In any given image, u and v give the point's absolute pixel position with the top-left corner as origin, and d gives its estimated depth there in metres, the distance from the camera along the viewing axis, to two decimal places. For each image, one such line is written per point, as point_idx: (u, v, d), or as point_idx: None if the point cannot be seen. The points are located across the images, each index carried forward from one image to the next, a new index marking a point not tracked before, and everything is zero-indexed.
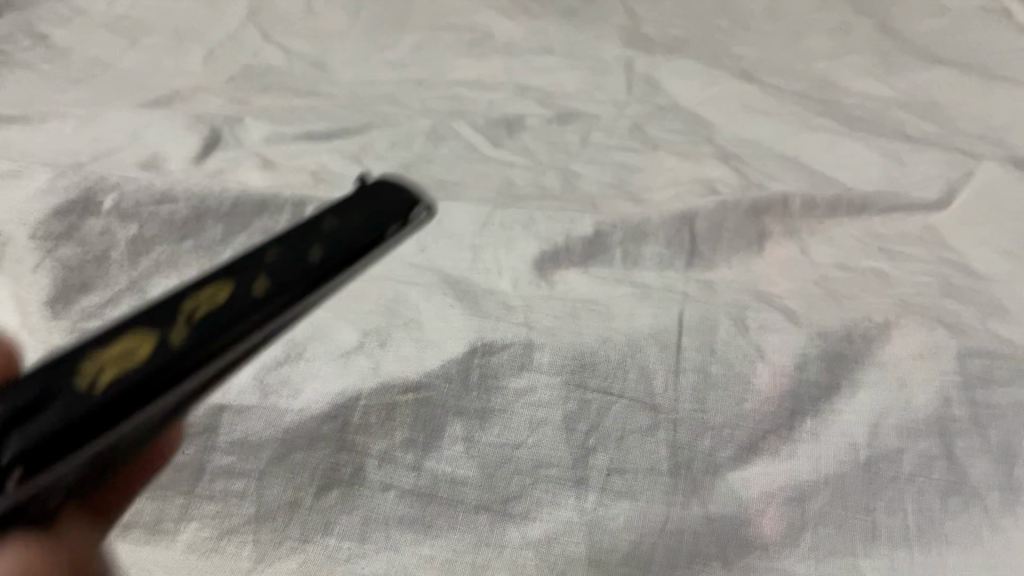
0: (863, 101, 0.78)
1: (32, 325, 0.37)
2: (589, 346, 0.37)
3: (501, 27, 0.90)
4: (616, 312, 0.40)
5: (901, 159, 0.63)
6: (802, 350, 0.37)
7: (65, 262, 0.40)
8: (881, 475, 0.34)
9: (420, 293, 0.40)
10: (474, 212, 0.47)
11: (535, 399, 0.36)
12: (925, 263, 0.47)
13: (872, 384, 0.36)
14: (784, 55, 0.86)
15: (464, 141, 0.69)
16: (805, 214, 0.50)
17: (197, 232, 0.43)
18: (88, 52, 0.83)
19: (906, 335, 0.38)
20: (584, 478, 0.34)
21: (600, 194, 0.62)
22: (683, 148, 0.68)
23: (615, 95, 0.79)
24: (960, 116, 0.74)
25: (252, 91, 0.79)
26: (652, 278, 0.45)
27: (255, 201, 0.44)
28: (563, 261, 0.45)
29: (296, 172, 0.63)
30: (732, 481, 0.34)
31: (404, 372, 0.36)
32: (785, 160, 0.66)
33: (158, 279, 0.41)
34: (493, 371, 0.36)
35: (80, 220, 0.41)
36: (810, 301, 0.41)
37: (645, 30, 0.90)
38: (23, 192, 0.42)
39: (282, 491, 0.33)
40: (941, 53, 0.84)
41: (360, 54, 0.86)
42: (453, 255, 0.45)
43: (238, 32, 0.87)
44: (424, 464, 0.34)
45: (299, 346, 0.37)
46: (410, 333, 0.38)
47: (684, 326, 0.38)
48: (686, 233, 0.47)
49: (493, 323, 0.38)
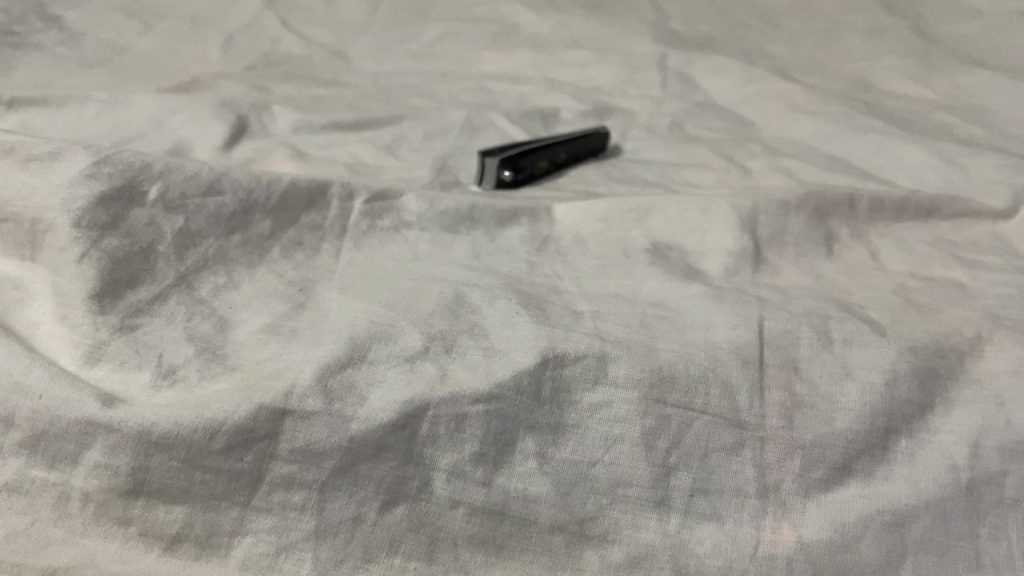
0: (906, 103, 0.76)
1: (74, 321, 0.34)
2: (666, 361, 0.35)
3: (528, 19, 0.91)
4: (690, 319, 0.38)
5: (957, 163, 0.61)
6: (892, 366, 0.35)
7: (111, 253, 0.36)
8: (984, 500, 0.32)
9: (482, 296, 0.38)
10: (530, 233, 0.45)
11: (612, 414, 0.33)
12: (1002, 272, 0.45)
13: (969, 402, 0.34)
14: (818, 54, 0.87)
15: (500, 131, 0.69)
16: (872, 216, 0.49)
17: (245, 225, 0.41)
18: (105, 37, 0.81)
19: (998, 351, 0.36)
20: (666, 498, 0.32)
21: (647, 180, 0.61)
22: (727, 146, 0.66)
23: (649, 91, 0.78)
24: (1007, 119, 0.72)
25: (275, 80, 0.77)
26: (718, 280, 0.43)
27: (303, 195, 0.43)
28: (616, 247, 0.45)
29: (330, 163, 0.60)
30: (825, 505, 0.32)
31: (474, 382, 0.33)
32: (835, 160, 0.64)
33: (206, 275, 0.38)
34: (567, 385, 0.34)
35: (124, 210, 0.38)
36: (892, 311, 0.39)
37: (674, 25, 0.92)
38: (60, 177, 0.38)
39: (346, 505, 0.31)
40: (979, 60, 0.84)
41: (385, 47, 0.85)
42: (510, 262, 0.43)
43: (258, 20, 0.87)
44: (496, 479, 0.32)
45: (362, 349, 0.34)
46: (476, 341, 0.35)
47: (764, 340, 0.36)
48: (749, 238, 0.46)
49: (563, 332, 0.36)
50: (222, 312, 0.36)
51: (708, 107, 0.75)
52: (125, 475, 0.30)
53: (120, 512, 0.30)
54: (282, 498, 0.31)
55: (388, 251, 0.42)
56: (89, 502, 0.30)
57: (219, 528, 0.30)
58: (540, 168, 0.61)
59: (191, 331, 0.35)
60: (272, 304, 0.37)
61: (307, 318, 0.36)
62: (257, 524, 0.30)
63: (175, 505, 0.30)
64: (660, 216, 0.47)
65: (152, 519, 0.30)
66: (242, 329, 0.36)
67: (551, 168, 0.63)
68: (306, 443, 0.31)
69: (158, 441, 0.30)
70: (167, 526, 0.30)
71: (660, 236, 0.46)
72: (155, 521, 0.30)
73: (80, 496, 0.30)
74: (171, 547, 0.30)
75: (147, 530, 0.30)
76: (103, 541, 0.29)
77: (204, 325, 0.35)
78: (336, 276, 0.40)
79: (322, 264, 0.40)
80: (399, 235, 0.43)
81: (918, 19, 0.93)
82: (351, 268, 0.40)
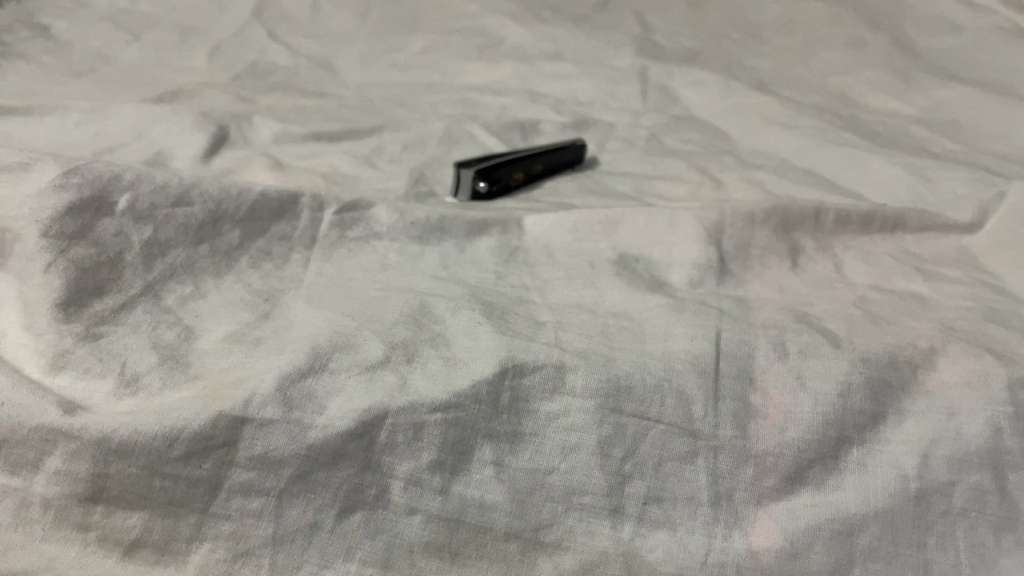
0: (882, 117, 0.77)
1: (40, 330, 0.35)
2: (623, 371, 0.35)
3: (512, 31, 0.92)
4: (650, 330, 0.38)
5: (927, 177, 0.62)
6: (845, 377, 0.36)
7: (79, 263, 0.37)
8: (932, 509, 0.33)
9: (446, 306, 0.39)
10: (499, 244, 0.46)
11: (569, 423, 0.34)
12: (963, 285, 0.46)
13: (919, 413, 0.35)
14: (798, 68, 0.88)
15: (479, 143, 0.70)
16: (838, 229, 0.50)
17: (215, 235, 0.41)
18: (91, 47, 0.82)
19: (951, 363, 0.37)
20: (620, 506, 0.33)
21: (622, 192, 0.62)
22: (702, 159, 0.67)
23: (629, 104, 0.79)
24: (980, 135, 0.73)
25: (258, 90, 0.78)
26: (682, 292, 0.43)
27: (273, 206, 0.43)
28: (583, 258, 0.45)
29: (308, 173, 0.61)
30: (776, 513, 0.33)
31: (433, 392, 0.34)
32: (808, 173, 0.65)
33: (174, 284, 0.38)
34: (525, 394, 0.34)
35: (94, 220, 0.39)
36: (850, 323, 0.40)
37: (656, 38, 0.93)
38: (30, 188, 0.39)
39: (303, 513, 0.31)
40: (956, 75, 0.85)
41: (369, 58, 0.86)
42: (477, 273, 0.44)
43: (244, 30, 0.88)
44: (452, 487, 0.32)
45: (324, 358, 0.34)
46: (438, 351, 0.36)
47: (721, 351, 0.37)
48: (715, 250, 0.46)
49: (524, 343, 0.36)
50: (188, 321, 0.37)
51: (686, 121, 0.76)
52: (84, 481, 0.30)
53: (80, 518, 0.30)
54: (241, 505, 0.31)
55: (357, 262, 0.43)
56: (49, 507, 0.30)
57: (177, 534, 0.30)
58: (516, 180, 0.62)
59: (156, 339, 0.35)
60: (238, 313, 0.38)
61: (272, 328, 0.37)
62: (215, 531, 0.31)
63: (134, 511, 0.31)
64: (628, 227, 0.48)
65: (111, 525, 0.30)
66: (206, 338, 0.36)
67: (527, 179, 0.63)
68: (264, 451, 0.32)
69: (117, 448, 0.31)
70: (126, 532, 0.30)
71: (627, 248, 0.47)
72: (114, 527, 0.30)
73: (41, 502, 0.30)
74: (130, 552, 0.30)
75: (106, 536, 0.30)
76: (63, 546, 0.30)
77: (169, 334, 0.36)
78: (303, 286, 0.40)
79: (290, 274, 0.41)
80: (369, 247, 0.44)
81: (897, 35, 0.94)
82: (318, 278, 0.41)
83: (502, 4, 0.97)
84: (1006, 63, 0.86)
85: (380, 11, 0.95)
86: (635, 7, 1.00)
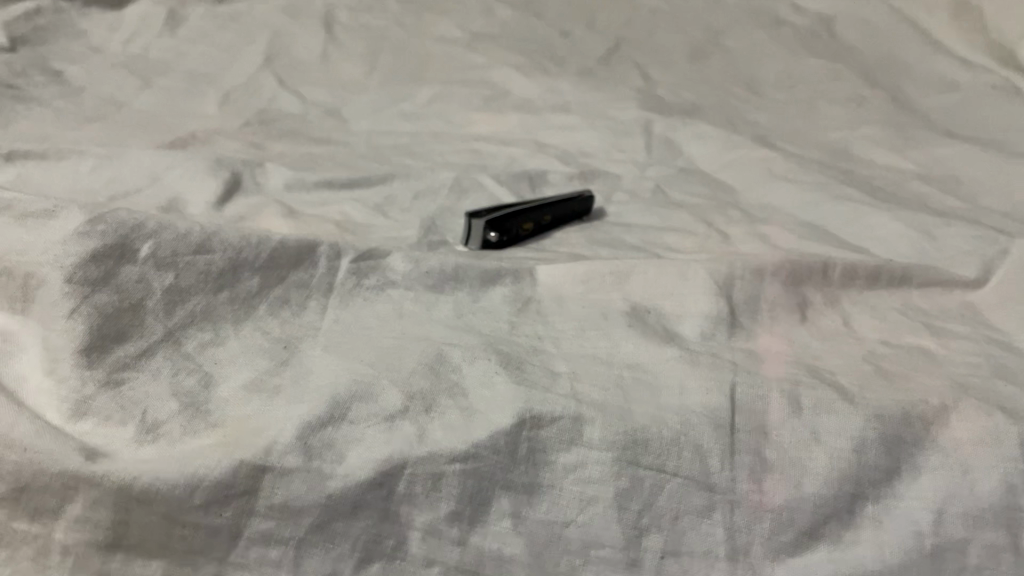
0: (882, 172, 0.79)
1: (62, 376, 0.35)
2: (641, 423, 0.35)
3: (518, 82, 0.94)
4: (665, 382, 0.39)
5: (930, 232, 0.63)
6: (860, 432, 0.36)
7: (102, 309, 0.37)
8: (948, 566, 0.33)
9: (463, 355, 0.39)
10: (511, 294, 0.47)
11: (586, 475, 0.34)
12: (970, 341, 0.46)
13: (934, 469, 0.35)
14: (798, 123, 0.90)
15: (488, 192, 0.71)
16: (845, 283, 0.51)
17: (234, 282, 0.41)
18: (104, 91, 0.84)
19: (965, 419, 0.37)
20: (637, 560, 0.33)
21: (629, 243, 0.62)
22: (707, 211, 0.68)
23: (633, 156, 0.80)
24: (980, 191, 0.75)
25: (270, 137, 0.79)
26: (693, 343, 0.44)
27: (291, 255, 0.44)
28: (595, 307, 0.46)
29: (320, 221, 0.62)
30: (792, 567, 0.33)
31: (452, 442, 0.34)
32: (811, 227, 0.66)
33: (193, 330, 0.39)
34: (543, 445, 0.34)
35: (116, 266, 0.39)
36: (861, 378, 0.40)
37: (659, 92, 0.95)
38: (55, 234, 0.39)
39: (323, 562, 0.31)
40: (953, 132, 0.87)
41: (378, 106, 0.88)
42: (491, 323, 0.44)
43: (255, 78, 0.90)
44: (470, 539, 0.33)
45: (342, 407, 0.35)
46: (456, 401, 0.36)
47: (737, 405, 0.37)
48: (725, 303, 0.47)
49: (541, 394, 0.36)
50: (208, 368, 0.37)
51: (690, 174, 0.77)
52: (104, 528, 0.30)
53: (98, 565, 0.30)
54: (259, 554, 0.31)
55: (372, 310, 0.43)
56: (68, 555, 0.30)
57: None
58: (525, 230, 0.63)
59: (176, 386, 0.36)
60: (256, 360, 0.38)
61: (290, 375, 0.37)
62: None
63: (153, 559, 0.30)
64: (638, 279, 0.48)
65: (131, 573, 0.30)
66: (226, 385, 0.36)
67: (536, 230, 0.64)
68: (284, 500, 0.32)
69: (139, 495, 0.31)
70: None
71: (638, 299, 0.47)
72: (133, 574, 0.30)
73: (60, 549, 0.30)
74: None
75: None
76: None
77: (188, 381, 0.36)
78: (320, 333, 0.41)
79: (308, 322, 0.41)
80: (384, 295, 0.44)
81: (894, 93, 0.97)
82: (335, 326, 0.42)
83: (508, 56, 1.00)
84: (1001, 121, 0.88)
85: (388, 61, 0.97)
86: (637, 62, 1.03)
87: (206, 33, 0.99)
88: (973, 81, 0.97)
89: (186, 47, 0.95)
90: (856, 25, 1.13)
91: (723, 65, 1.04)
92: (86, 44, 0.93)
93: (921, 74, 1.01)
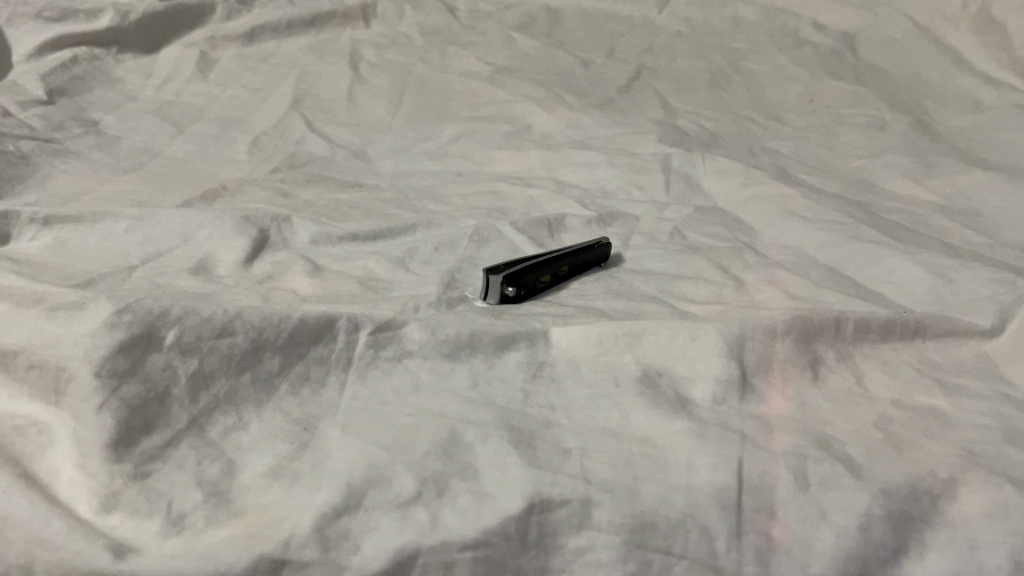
0: (905, 204, 0.78)
1: (93, 470, 0.37)
2: (648, 505, 0.37)
3: (539, 118, 0.95)
4: (673, 455, 0.39)
5: (948, 277, 0.62)
6: (867, 509, 0.37)
7: (130, 401, 0.40)
8: None
9: (476, 433, 0.40)
10: (526, 358, 0.46)
11: (595, 559, 0.35)
12: (985, 399, 0.46)
13: (941, 546, 0.36)
14: (821, 151, 0.89)
15: (508, 242, 0.69)
16: (858, 337, 0.50)
17: (255, 364, 0.43)
18: (139, 141, 0.86)
19: (970, 493, 0.38)
20: None
21: (647, 293, 0.62)
22: (725, 254, 0.68)
23: (653, 193, 0.80)
24: (1003, 224, 0.74)
25: (296, 184, 0.80)
26: (704, 411, 0.43)
27: (311, 330, 0.45)
28: (606, 372, 0.46)
29: (342, 277, 0.62)
30: None
31: (462, 528, 0.35)
32: (828, 269, 0.66)
33: (218, 417, 0.41)
34: (551, 529, 0.36)
35: (143, 355, 0.42)
36: (869, 447, 0.41)
37: (680, 122, 0.95)
38: (85, 327, 0.43)
39: None
40: (976, 158, 0.86)
41: (401, 147, 0.90)
42: (504, 391, 0.44)
43: (283, 121, 0.92)
44: None
45: (358, 495, 0.36)
46: (468, 483, 0.37)
47: (743, 483, 0.38)
48: (736, 366, 0.46)
49: (551, 475, 0.38)
50: (231, 454, 0.39)
51: (710, 212, 0.77)
52: None
53: None
54: None
55: (389, 381, 0.44)
56: None
57: None
58: (543, 283, 0.62)
59: (201, 476, 0.38)
60: (279, 445, 0.40)
61: (309, 459, 0.39)
62: None
63: None
64: (652, 340, 0.47)
65: None
66: (249, 472, 0.38)
67: (553, 281, 0.64)
68: None
69: None
70: None
71: (651, 362, 0.46)
72: None
73: None
74: None
75: None
76: None
77: (213, 469, 0.38)
78: (339, 411, 0.42)
79: (327, 399, 0.43)
80: (402, 364, 0.45)
81: (918, 116, 0.96)
82: (353, 401, 0.43)
83: (529, 88, 1.00)
84: None
85: (412, 99, 0.99)
86: (659, 90, 1.03)
87: (236, 77, 1.01)
88: (997, 104, 0.96)
89: (217, 91, 0.98)
90: (879, 44, 1.12)
91: (745, 91, 1.04)
92: (119, 90, 0.95)
93: (946, 95, 1.00)
